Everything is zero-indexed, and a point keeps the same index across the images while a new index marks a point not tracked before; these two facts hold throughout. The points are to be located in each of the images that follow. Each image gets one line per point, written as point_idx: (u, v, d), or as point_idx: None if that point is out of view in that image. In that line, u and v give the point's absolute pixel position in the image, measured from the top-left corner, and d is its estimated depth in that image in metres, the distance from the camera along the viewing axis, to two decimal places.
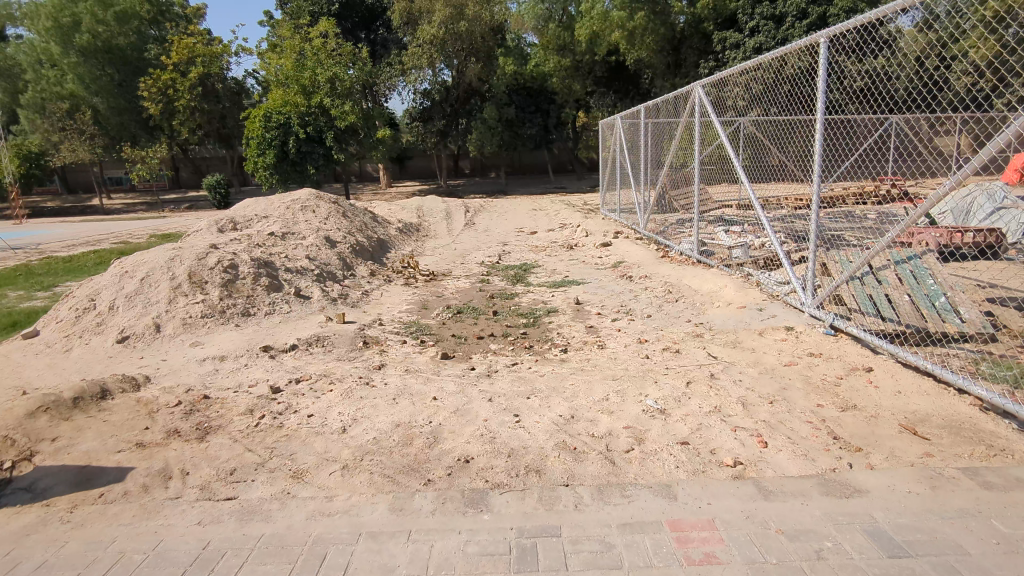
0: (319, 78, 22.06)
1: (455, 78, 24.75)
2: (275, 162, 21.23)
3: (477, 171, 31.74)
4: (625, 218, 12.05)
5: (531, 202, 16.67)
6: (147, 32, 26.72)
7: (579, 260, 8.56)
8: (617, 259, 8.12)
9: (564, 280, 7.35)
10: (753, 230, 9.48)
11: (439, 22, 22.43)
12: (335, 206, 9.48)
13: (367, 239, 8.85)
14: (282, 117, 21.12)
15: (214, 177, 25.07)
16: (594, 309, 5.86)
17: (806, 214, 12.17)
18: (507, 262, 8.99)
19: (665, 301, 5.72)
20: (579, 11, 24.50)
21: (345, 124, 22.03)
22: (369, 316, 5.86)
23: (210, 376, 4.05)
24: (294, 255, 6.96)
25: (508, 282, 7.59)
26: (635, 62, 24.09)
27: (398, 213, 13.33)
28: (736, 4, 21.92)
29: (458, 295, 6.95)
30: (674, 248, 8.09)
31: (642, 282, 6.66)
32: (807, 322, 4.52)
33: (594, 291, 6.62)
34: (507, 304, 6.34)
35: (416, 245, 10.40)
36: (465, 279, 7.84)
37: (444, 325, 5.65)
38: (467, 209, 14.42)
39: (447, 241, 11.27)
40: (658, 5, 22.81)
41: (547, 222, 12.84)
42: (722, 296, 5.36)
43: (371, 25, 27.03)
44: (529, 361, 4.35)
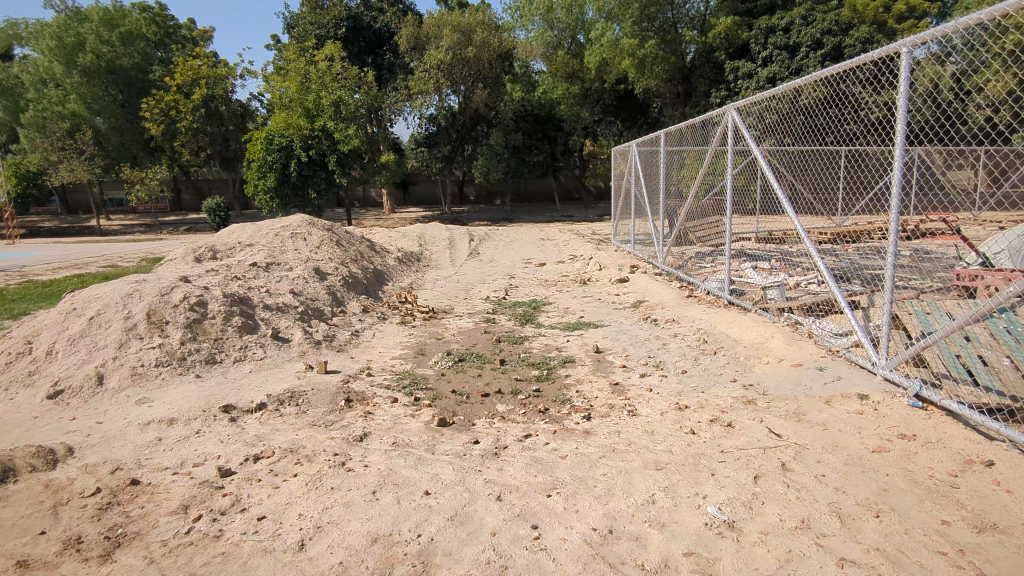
0: (323, 101, 21.56)
1: (462, 104, 24.31)
2: (276, 185, 20.68)
3: (482, 198, 31.25)
4: (640, 250, 11.34)
5: (539, 231, 15.99)
6: (152, 54, 26.75)
7: (594, 298, 7.82)
8: (637, 297, 7.37)
9: (579, 322, 6.59)
10: (783, 268, 8.72)
11: (447, 47, 22.05)
12: (329, 233, 8.77)
13: (362, 270, 8.13)
14: (284, 140, 20.59)
15: (215, 200, 24.56)
16: (617, 359, 5.08)
17: (832, 249, 11.44)
18: (514, 298, 8.24)
19: (700, 352, 4.93)
20: (588, 39, 24.16)
21: (348, 148, 21.40)
22: (358, 363, 5.08)
23: (148, 448, 3.26)
24: (276, 290, 6.22)
25: (516, 322, 6.83)
26: (644, 91, 23.56)
27: (399, 241, 12.64)
28: (749, 33, 21.48)
29: (460, 337, 6.17)
30: (700, 287, 7.36)
31: (670, 325, 5.89)
32: (884, 388, 3.72)
33: (614, 336, 5.84)
34: (517, 350, 5.56)
35: (416, 276, 9.67)
36: (469, 317, 7.08)
37: (443, 376, 4.86)
38: (472, 238, 13.73)
39: (450, 272, 10.55)
40: (669, 35, 22.45)
41: (556, 253, 12.14)
42: (771, 350, 4.57)
43: (378, 50, 26.72)
44: (545, 433, 3.56)
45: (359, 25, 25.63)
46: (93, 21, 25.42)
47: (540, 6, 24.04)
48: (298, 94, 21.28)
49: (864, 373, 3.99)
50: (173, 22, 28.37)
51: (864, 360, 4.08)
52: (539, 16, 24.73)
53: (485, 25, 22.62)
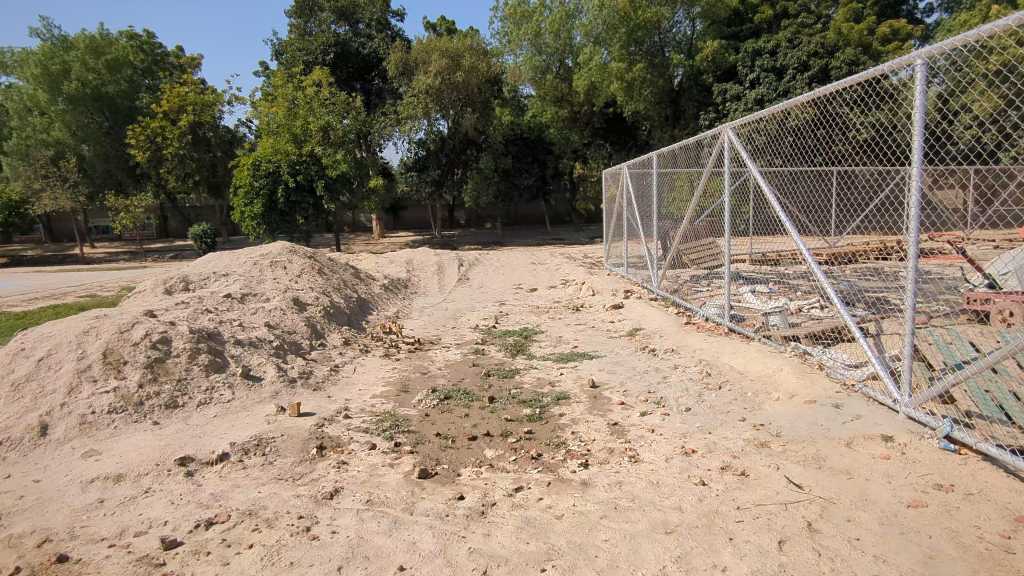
0: (311, 127, 21.30)
1: (451, 128, 24.19)
2: (263, 211, 20.34)
3: (472, 222, 31.05)
4: (634, 274, 11.05)
5: (530, 256, 15.70)
6: (139, 81, 26.52)
7: (588, 325, 7.49)
8: (633, 325, 7.04)
9: (572, 352, 6.23)
10: (783, 291, 8.44)
11: (436, 72, 21.97)
12: (312, 261, 8.41)
13: (344, 299, 7.77)
14: (271, 165, 20.26)
15: (201, 227, 24.19)
16: (615, 395, 4.72)
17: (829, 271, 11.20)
18: (505, 326, 7.89)
19: (703, 387, 4.58)
20: (576, 63, 24.22)
21: (337, 173, 21.11)
22: (336, 403, 4.70)
23: (86, 513, 2.88)
24: (250, 323, 5.85)
25: (507, 352, 6.47)
26: (632, 114, 23.52)
27: (386, 267, 12.30)
28: (736, 56, 21.57)
29: (446, 371, 5.80)
30: (698, 313, 7.04)
31: (669, 356, 5.56)
32: (908, 429, 3.39)
33: (611, 368, 5.49)
34: (508, 386, 5.20)
35: (402, 304, 9.31)
36: (457, 348, 6.71)
37: (428, 417, 4.49)
38: (462, 263, 13.41)
39: (439, 299, 10.19)
40: (656, 58, 22.56)
41: (547, 278, 11.83)
42: (781, 383, 4.23)
43: (367, 75, 26.65)
44: (538, 486, 3.18)
45: (348, 50, 25.52)
46: (79, 48, 25.22)
47: (528, 31, 24.09)
48: (286, 120, 21.05)
49: (884, 410, 3.67)
50: (160, 50, 28.23)
51: (883, 397, 3.76)
52: (527, 41, 24.74)
53: (474, 50, 22.61)
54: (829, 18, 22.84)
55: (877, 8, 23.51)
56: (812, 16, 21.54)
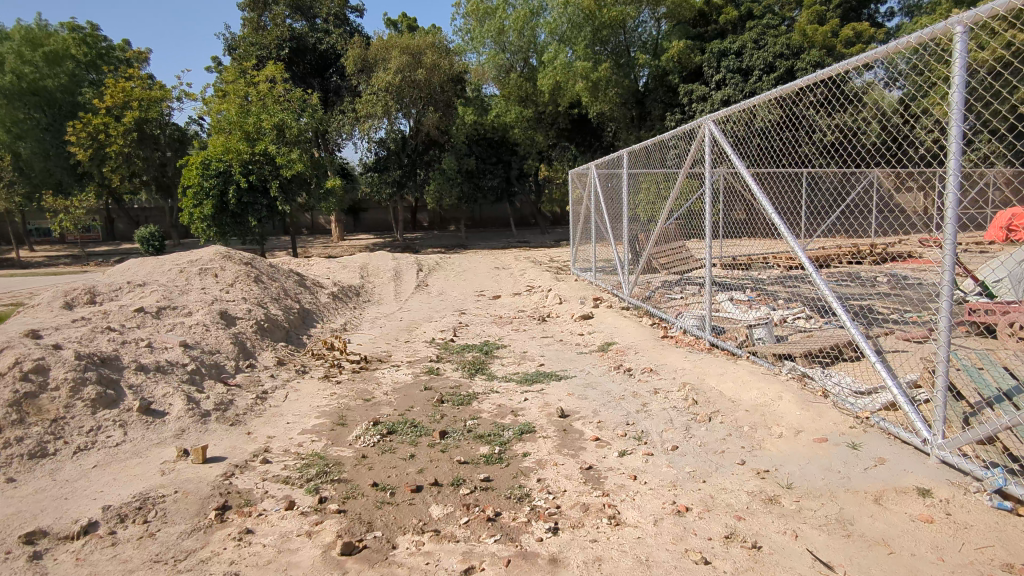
0: (265, 125, 20.22)
1: (413, 128, 23.36)
2: (213, 213, 19.17)
3: (436, 224, 30.24)
4: (602, 280, 10.46)
5: (494, 259, 14.99)
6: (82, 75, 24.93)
7: (555, 339, 6.82)
8: (605, 338, 6.39)
9: (538, 372, 5.54)
10: (762, 299, 7.90)
11: (396, 69, 21.10)
12: (248, 267, 7.53)
13: (283, 311, 6.93)
14: (222, 164, 19.08)
15: (148, 229, 22.83)
16: (588, 429, 4.04)
17: (804, 275, 10.75)
18: (464, 340, 7.16)
19: (690, 418, 3.94)
20: (541, 62, 23.67)
21: (291, 173, 20.03)
22: (255, 444, 3.91)
23: None
24: (163, 342, 4.99)
25: (464, 372, 5.74)
26: (597, 115, 23.01)
27: (338, 273, 11.41)
28: (701, 57, 21.18)
29: (394, 397, 5.02)
30: (675, 325, 6.43)
31: (647, 377, 4.92)
32: (946, 479, 2.80)
33: (582, 392, 4.81)
34: (463, 416, 4.47)
35: (352, 315, 8.49)
36: (407, 367, 5.94)
37: (366, 460, 3.73)
38: (421, 268, 12.61)
39: (393, 308, 9.40)
40: (621, 58, 22.72)
41: (511, 284, 11.14)
42: (783, 415, 3.62)
43: (325, 72, 25.65)
44: (493, 567, 2.49)
45: (303, 45, 24.46)
46: (14, 40, 23.65)
47: (491, 28, 23.43)
48: (238, 117, 19.93)
49: (911, 451, 3.09)
50: (105, 43, 26.70)
51: (910, 435, 3.16)
52: (490, 39, 24.09)
53: (435, 47, 21.87)
54: (792, 20, 22.68)
55: (839, 12, 23.47)
56: (776, 17, 21.33)
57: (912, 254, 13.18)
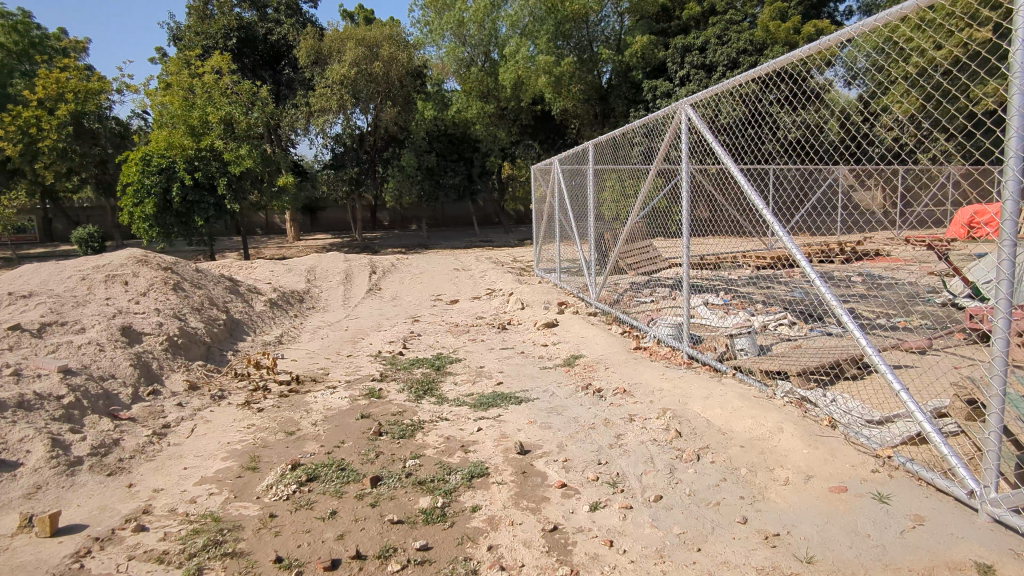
0: (211, 119, 18.92)
1: (370, 124, 22.38)
2: (156, 212, 17.93)
3: (397, 223, 29.27)
4: (567, 282, 9.83)
5: (453, 260, 14.20)
6: (13, 66, 23.28)
7: (516, 350, 6.12)
8: (572, 350, 5.71)
9: (496, 393, 4.81)
10: (739, 302, 7.35)
11: (351, 62, 20.05)
12: (166, 273, 6.61)
13: (205, 323, 6.06)
14: (164, 161, 17.83)
15: (86, 229, 21.33)
16: (553, 471, 3.33)
17: (777, 276, 10.29)
18: (415, 352, 6.40)
19: (674, 457, 3.27)
20: (502, 56, 22.94)
21: (239, 170, 18.79)
22: (133, 502, 3.10)
23: None
24: (37, 368, 4.12)
25: (411, 394, 4.98)
26: (560, 112, 22.43)
27: (282, 277, 10.47)
28: (665, 52, 20.73)
29: (325, 429, 4.24)
30: (648, 335, 5.78)
31: (622, 400, 4.24)
32: (1008, 549, 2.22)
33: (545, 420, 4.10)
34: (403, 455, 3.72)
35: (292, 324, 7.64)
36: (346, 388, 5.15)
37: (272, 522, 2.96)
38: (374, 270, 11.75)
39: (340, 315, 8.58)
40: (585, 54, 21.91)
41: (470, 287, 10.41)
42: (788, 454, 3.01)
43: (277, 64, 24.48)
44: None
45: (252, 36, 23.16)
46: None
47: (450, 20, 22.61)
48: (181, 110, 18.63)
49: (955, 506, 2.50)
50: (39, 32, 25.02)
51: (949, 482, 2.58)
52: (450, 31, 23.27)
53: (392, 39, 20.89)
54: (755, 16, 22.39)
55: (801, 9, 23.32)
56: (740, 12, 20.90)
57: (881, 252, 12.89)
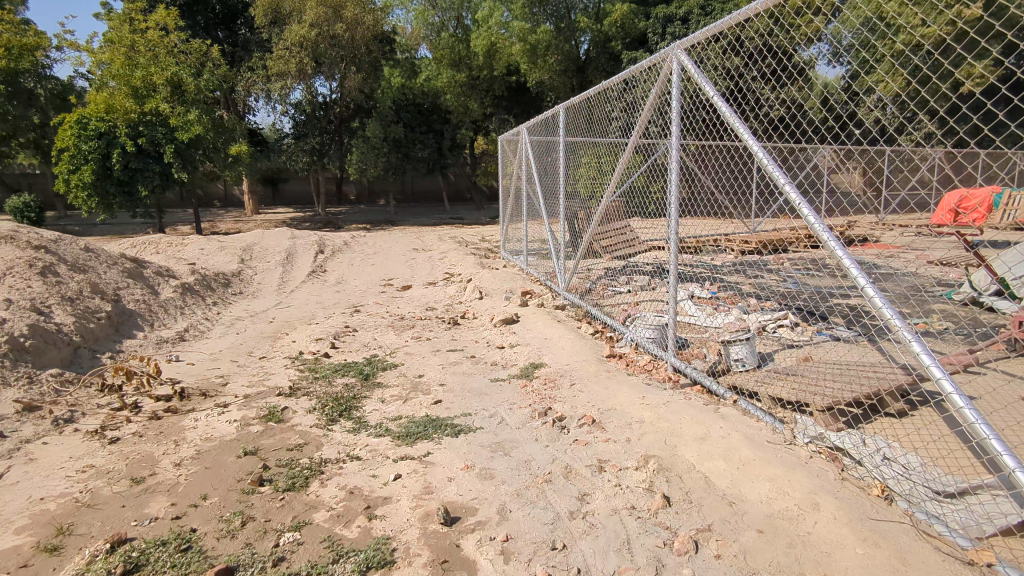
0: (156, 79, 17.21)
1: (334, 92, 20.83)
2: (95, 180, 16.27)
3: (364, 197, 27.78)
4: (536, 266, 8.76)
5: (415, 239, 12.97)
6: None
7: (467, 353, 5.04)
8: (533, 356, 4.64)
9: (430, 418, 3.71)
10: (728, 295, 6.34)
11: (310, 22, 18.39)
12: (36, 253, 5.40)
13: (76, 317, 4.87)
14: (103, 124, 16.15)
15: (21, 198, 19.41)
16: (484, 561, 2.30)
17: (768, 262, 9.31)
18: (344, 353, 5.27)
19: (661, 543, 2.26)
20: (475, 23, 21.51)
21: (188, 137, 17.08)
22: None
23: None
24: None
25: (323, 416, 3.87)
26: (536, 84, 21.20)
27: (211, 256, 9.17)
28: (646, 23, 19.49)
29: (189, 472, 3.14)
30: (625, 338, 4.74)
31: (592, 435, 3.19)
32: None
33: (487, 464, 3.05)
34: (280, 524, 2.65)
35: (206, 312, 6.45)
36: (241, 406, 4.02)
37: None
38: (322, 250, 10.49)
39: (271, 302, 7.41)
40: (562, 22, 20.58)
41: (427, 271, 9.29)
42: (832, 553, 2.04)
43: (233, 23, 22.65)
44: None
45: None
46: None
47: None
48: (122, 68, 16.80)
49: None
50: None
51: None
52: None
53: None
54: None
55: None
56: None
57: (872, 237, 12.05)
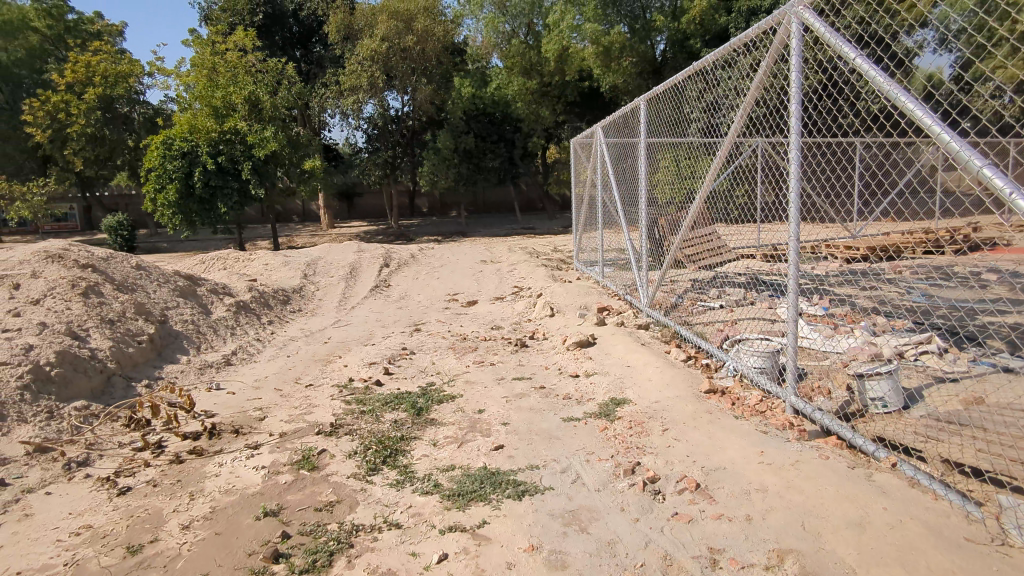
0: (235, 98, 17.48)
1: (407, 105, 20.70)
2: (179, 199, 16.68)
3: (436, 209, 27.65)
4: (613, 278, 7.96)
5: (484, 250, 12.40)
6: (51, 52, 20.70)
7: (536, 383, 4.33)
8: (614, 390, 3.88)
9: (489, 470, 3.02)
10: (847, 312, 5.34)
11: (381, 36, 18.35)
12: (83, 272, 5.15)
13: (116, 342, 4.52)
14: (187, 143, 16.54)
15: (115, 217, 20.11)
16: None
17: (884, 271, 8.10)
18: (398, 380, 4.67)
19: None
20: (546, 28, 20.88)
21: (264, 153, 17.21)
22: None
23: None
24: None
25: (364, 463, 3.25)
26: (611, 88, 20.34)
27: (275, 272, 8.91)
28: (727, 18, 18.26)
29: (197, 538, 2.59)
30: (728, 370, 3.90)
31: (699, 507, 2.42)
32: None
33: (557, 546, 2.33)
34: None
35: (259, 332, 6.05)
36: (274, 448, 3.47)
37: None
38: (387, 263, 10.07)
39: (329, 320, 6.97)
40: (637, 22, 19.64)
41: (495, 284, 8.67)
42: None
43: (309, 41, 22.90)
44: None
45: (280, 11, 21.68)
46: None
47: None
48: (203, 89, 17.17)
49: None
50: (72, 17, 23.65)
51: None
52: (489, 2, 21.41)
53: (428, 11, 19.02)
54: None
55: None
56: None
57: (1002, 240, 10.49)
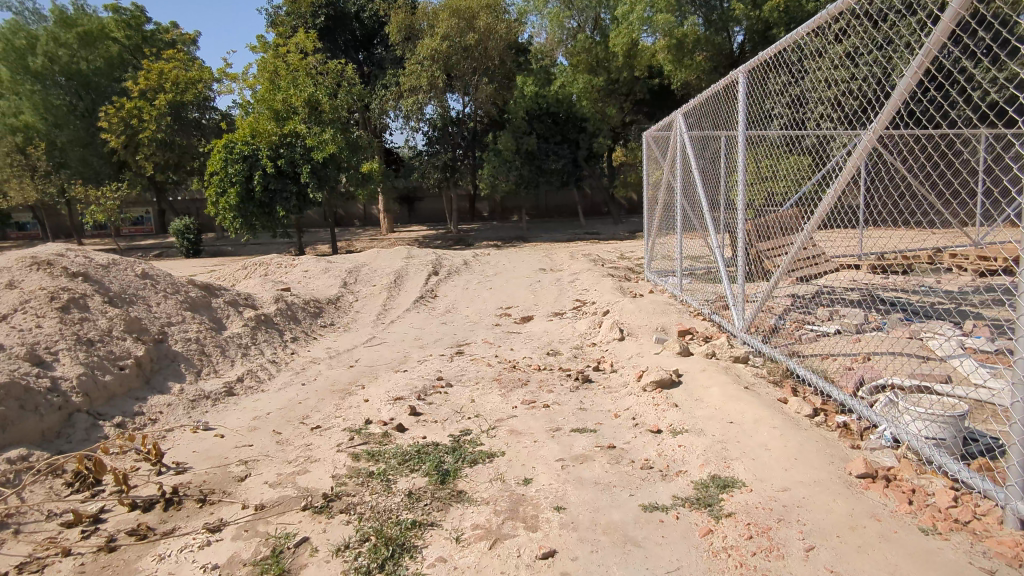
0: (295, 101, 17.04)
1: (467, 106, 19.85)
2: (238, 202, 16.30)
3: (497, 214, 26.80)
4: (693, 291, 6.75)
5: (545, 257, 11.34)
6: (128, 61, 20.71)
7: (602, 440, 3.22)
8: (717, 461, 2.74)
9: None
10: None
11: (442, 34, 17.57)
12: (72, 282, 4.43)
13: (88, 369, 3.71)
14: (247, 147, 16.18)
15: (181, 221, 19.98)
16: None
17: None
18: (424, 426, 3.66)
19: None
20: (614, 23, 19.62)
21: (324, 156, 16.70)
22: None
23: None
24: None
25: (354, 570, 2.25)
26: (684, 83, 18.90)
27: (314, 280, 8.16)
28: (816, 3, 16.50)
29: None
30: (882, 440, 2.71)
31: None
32: None
33: None
34: None
35: (277, 353, 5.20)
36: (240, 533, 2.52)
37: None
38: (436, 271, 9.15)
39: (363, 337, 6.07)
40: (714, 12, 18.11)
41: (554, 297, 7.61)
42: None
43: (371, 44, 22.42)
44: None
45: (343, 14, 21.27)
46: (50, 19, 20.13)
47: None
48: (266, 93, 16.93)
49: None
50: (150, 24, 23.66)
51: None
52: None
53: (491, 8, 18.08)
54: None
55: None
56: None
57: None
